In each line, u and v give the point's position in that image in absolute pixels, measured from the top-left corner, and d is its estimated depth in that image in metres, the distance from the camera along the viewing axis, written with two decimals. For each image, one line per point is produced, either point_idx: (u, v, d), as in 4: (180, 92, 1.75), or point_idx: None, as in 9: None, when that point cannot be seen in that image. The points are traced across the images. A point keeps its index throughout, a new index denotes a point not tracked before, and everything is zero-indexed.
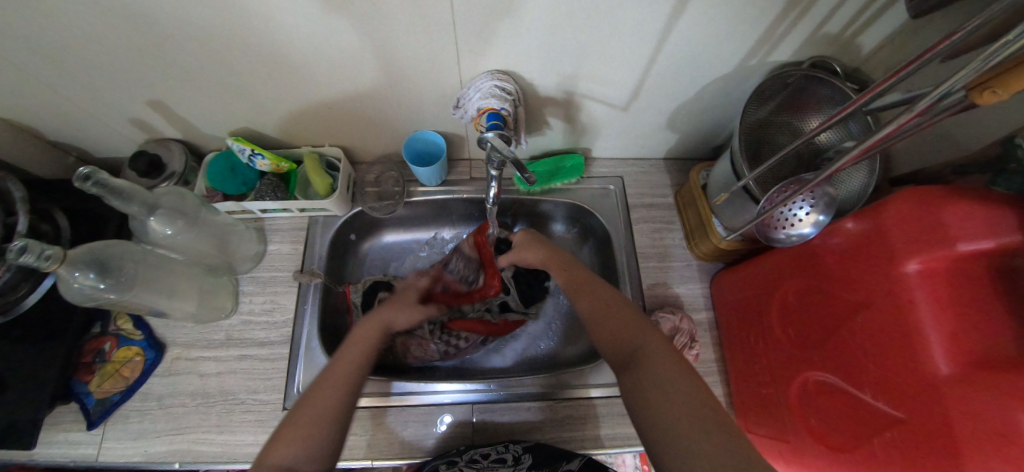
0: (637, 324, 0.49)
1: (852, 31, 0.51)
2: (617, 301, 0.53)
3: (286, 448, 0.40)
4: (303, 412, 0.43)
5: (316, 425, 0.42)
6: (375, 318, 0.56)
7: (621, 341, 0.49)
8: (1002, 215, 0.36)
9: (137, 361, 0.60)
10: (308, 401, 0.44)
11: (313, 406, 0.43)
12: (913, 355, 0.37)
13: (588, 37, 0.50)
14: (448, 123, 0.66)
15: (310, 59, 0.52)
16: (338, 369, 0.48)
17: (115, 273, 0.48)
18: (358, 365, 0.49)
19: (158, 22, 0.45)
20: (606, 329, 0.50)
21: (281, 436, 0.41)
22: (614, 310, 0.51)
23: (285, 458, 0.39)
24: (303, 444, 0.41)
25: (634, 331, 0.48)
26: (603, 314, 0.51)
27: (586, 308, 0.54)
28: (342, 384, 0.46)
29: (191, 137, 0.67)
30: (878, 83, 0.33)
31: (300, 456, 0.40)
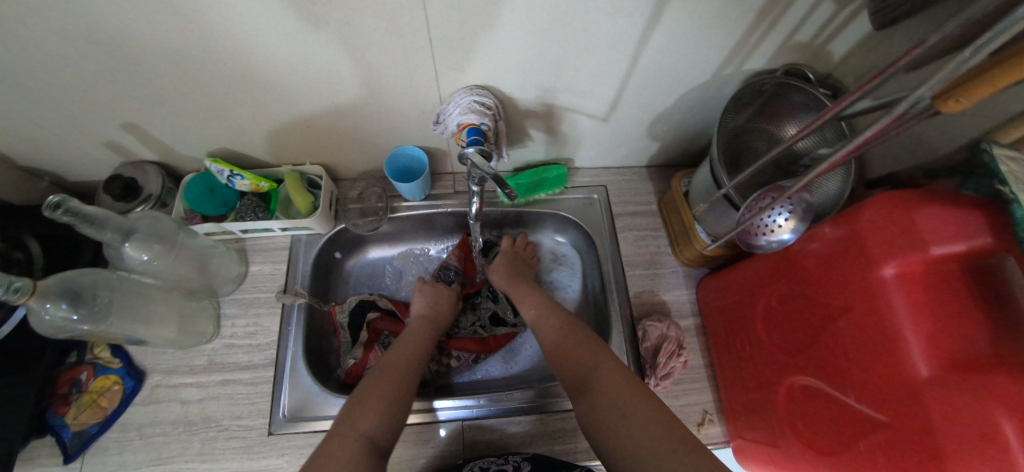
0: (587, 346, 0.52)
1: (823, 38, 0.52)
2: (572, 325, 0.56)
3: (366, 418, 0.45)
4: (375, 390, 0.49)
5: (390, 401, 0.48)
6: (422, 319, 0.64)
7: (577, 362, 0.51)
8: (971, 218, 0.36)
9: (115, 390, 0.58)
10: (376, 382, 0.50)
11: (382, 386, 0.49)
12: (895, 358, 0.38)
13: (565, 51, 0.51)
14: (430, 138, 0.65)
15: (288, 78, 0.52)
16: (398, 359, 0.55)
17: (89, 302, 0.47)
18: (416, 357, 0.57)
19: (130, 45, 0.45)
20: (560, 353, 0.53)
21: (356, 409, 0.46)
22: (571, 334, 0.54)
23: (369, 428, 0.45)
24: (380, 416, 0.46)
25: (586, 353, 0.51)
26: (560, 338, 0.55)
27: (547, 333, 0.57)
28: (405, 371, 0.53)
29: (168, 158, 0.66)
30: (849, 92, 0.33)
31: (380, 428, 0.45)
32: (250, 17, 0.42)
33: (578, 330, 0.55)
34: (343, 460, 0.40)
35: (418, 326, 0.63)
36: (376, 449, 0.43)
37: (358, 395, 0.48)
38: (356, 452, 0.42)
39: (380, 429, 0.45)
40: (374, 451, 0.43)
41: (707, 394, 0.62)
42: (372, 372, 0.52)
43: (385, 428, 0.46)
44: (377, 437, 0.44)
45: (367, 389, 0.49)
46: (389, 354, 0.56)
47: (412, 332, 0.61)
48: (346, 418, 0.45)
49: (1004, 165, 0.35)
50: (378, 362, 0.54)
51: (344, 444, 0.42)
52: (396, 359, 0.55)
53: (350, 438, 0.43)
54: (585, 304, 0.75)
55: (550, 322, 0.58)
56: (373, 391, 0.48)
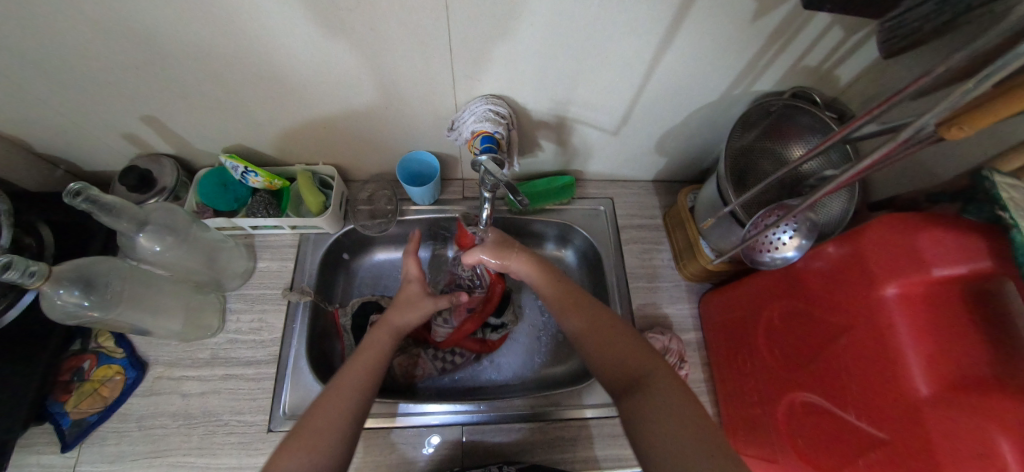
0: (630, 351, 0.49)
1: (830, 64, 0.54)
2: (625, 331, 0.51)
3: (289, 459, 0.39)
4: (307, 427, 0.42)
5: (322, 438, 0.42)
6: (390, 332, 0.55)
7: (625, 370, 0.48)
8: (973, 241, 0.37)
9: (117, 380, 0.58)
10: (312, 416, 0.43)
11: (316, 421, 0.43)
12: (893, 376, 0.38)
13: (579, 65, 0.52)
14: (442, 144, 0.67)
15: (309, 81, 0.53)
16: (344, 384, 0.47)
17: (101, 290, 0.47)
18: (368, 380, 0.49)
19: (161, 40, 0.46)
20: (602, 355, 0.50)
21: (284, 450, 0.40)
22: (625, 343, 0.50)
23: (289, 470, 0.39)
24: (305, 457, 0.40)
25: (629, 357, 0.49)
26: (606, 342, 0.51)
27: (593, 333, 0.52)
28: (348, 399, 0.46)
29: (184, 152, 0.67)
30: (855, 117, 0.34)
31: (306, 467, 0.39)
32: (277, 20, 0.44)
33: (630, 334, 0.51)
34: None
35: (382, 340, 0.54)
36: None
37: (292, 430, 0.42)
38: None
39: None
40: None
41: (708, 409, 0.62)
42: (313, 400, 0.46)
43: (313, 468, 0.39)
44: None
45: (303, 423, 0.43)
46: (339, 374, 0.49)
47: (369, 345, 0.53)
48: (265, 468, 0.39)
49: (1004, 192, 0.36)
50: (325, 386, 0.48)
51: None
52: (345, 382, 0.47)
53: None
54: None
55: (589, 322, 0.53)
56: (306, 429, 0.42)
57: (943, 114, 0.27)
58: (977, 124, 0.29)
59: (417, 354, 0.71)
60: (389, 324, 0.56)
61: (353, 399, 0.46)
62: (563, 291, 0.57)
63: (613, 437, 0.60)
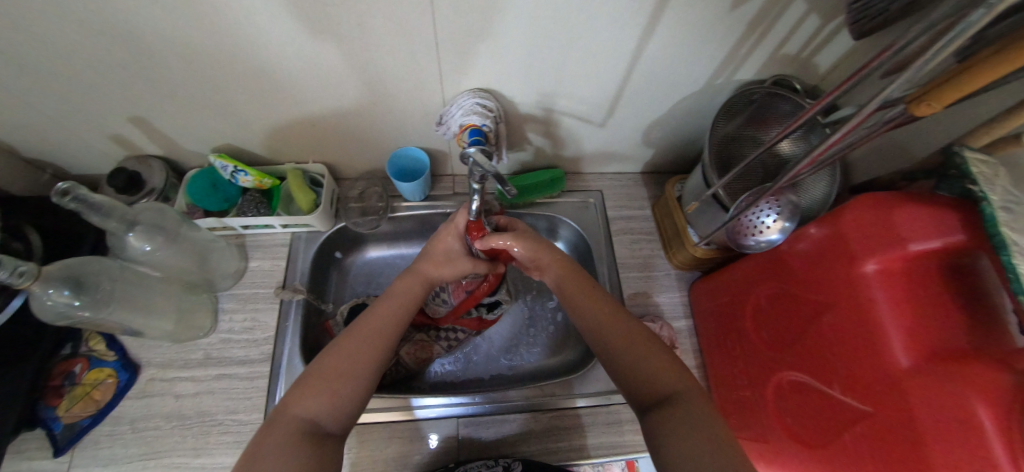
0: (655, 366, 0.45)
1: (809, 52, 0.55)
2: (650, 342, 0.47)
3: (312, 402, 0.43)
4: (330, 372, 0.45)
5: (345, 385, 0.44)
6: (418, 284, 0.57)
7: (648, 385, 0.44)
8: (947, 216, 0.39)
9: (109, 383, 0.58)
10: (336, 360, 0.46)
11: (340, 365, 0.45)
12: (876, 349, 0.39)
13: (564, 58, 0.53)
14: (431, 140, 0.67)
15: (296, 78, 0.54)
16: (370, 333, 0.49)
17: (90, 290, 0.47)
18: (390, 331, 0.51)
19: (146, 39, 0.46)
20: (629, 359, 0.46)
21: (308, 390, 0.43)
22: (652, 357, 0.46)
23: (310, 411, 0.42)
24: (328, 401, 0.43)
25: (657, 372, 0.44)
26: (630, 352, 0.47)
27: (619, 342, 0.48)
28: (369, 349, 0.48)
29: (173, 153, 0.67)
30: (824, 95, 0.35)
31: (325, 411, 0.43)
32: (265, 17, 0.44)
33: (655, 347, 0.47)
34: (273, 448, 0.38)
35: (411, 291, 0.56)
36: (320, 434, 0.42)
37: (312, 371, 0.45)
38: (293, 437, 0.40)
39: (326, 416, 0.43)
40: (317, 437, 0.41)
41: None
42: (336, 340, 0.48)
43: (333, 412, 0.43)
44: (321, 421, 0.42)
45: (327, 365, 0.45)
46: (362, 320, 0.51)
47: (399, 293, 0.55)
48: (289, 401, 0.43)
49: (974, 166, 0.37)
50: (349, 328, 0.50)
51: (276, 432, 0.40)
52: (369, 330, 0.49)
53: (285, 425, 0.41)
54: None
55: (616, 327, 0.49)
56: (330, 371, 0.45)
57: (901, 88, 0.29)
58: (944, 101, 0.31)
59: (422, 340, 0.71)
60: (422, 276, 0.58)
61: (376, 352, 0.48)
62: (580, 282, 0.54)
63: (608, 425, 0.60)
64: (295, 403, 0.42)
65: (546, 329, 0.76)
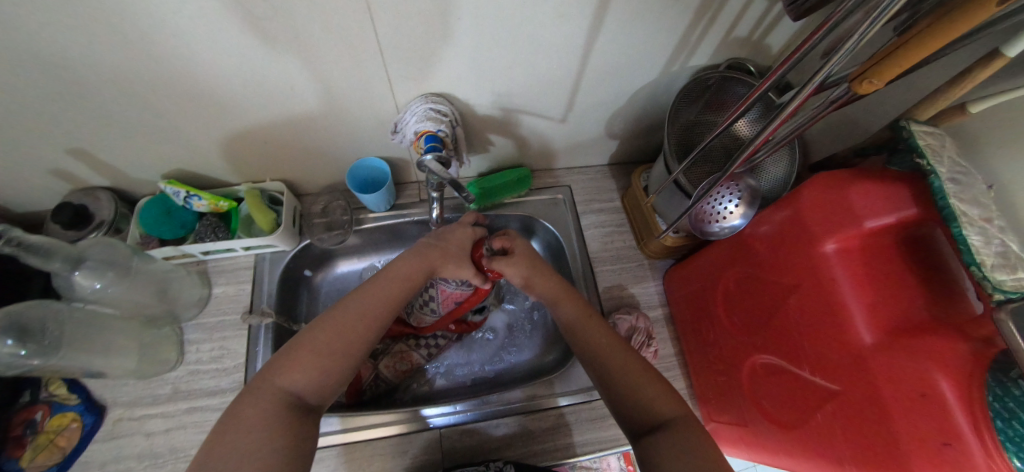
0: (655, 393, 0.44)
1: (759, 34, 0.54)
2: (648, 371, 0.47)
3: (298, 375, 0.43)
4: (320, 348, 0.45)
5: (332, 362, 0.45)
6: (417, 268, 0.56)
7: (646, 411, 0.44)
8: (898, 191, 0.39)
9: (74, 428, 0.55)
10: (325, 335, 0.46)
11: (328, 341, 0.46)
12: (840, 328, 0.39)
13: (515, 56, 0.52)
14: (390, 148, 0.66)
15: (240, 97, 0.52)
16: (362, 312, 0.49)
17: (36, 336, 0.45)
18: (383, 313, 0.51)
19: (70, 68, 0.44)
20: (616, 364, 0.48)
21: (295, 363, 0.44)
22: (652, 385, 0.45)
23: (294, 383, 0.43)
24: (314, 376, 0.44)
25: (654, 399, 0.44)
26: (629, 380, 0.46)
27: (619, 370, 0.47)
28: (360, 327, 0.48)
29: (121, 183, 0.64)
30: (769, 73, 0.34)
31: (308, 385, 0.44)
32: (196, 36, 0.42)
33: (655, 376, 0.46)
34: (255, 417, 0.39)
35: (409, 273, 0.55)
36: (303, 407, 0.43)
37: (301, 341, 0.46)
38: (273, 406, 0.41)
39: (310, 390, 0.44)
40: (297, 410, 0.42)
41: (680, 382, 0.63)
42: (328, 312, 0.49)
43: (317, 387, 0.44)
44: (305, 395, 0.43)
45: (317, 339, 0.46)
46: (356, 295, 0.51)
47: (396, 274, 0.54)
48: (274, 370, 0.43)
49: (920, 139, 0.37)
50: (342, 302, 0.50)
51: (260, 401, 0.41)
52: (361, 308, 0.50)
53: (268, 395, 0.42)
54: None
55: (614, 354, 0.49)
56: (319, 345, 0.45)
57: (846, 60, 0.27)
58: (885, 77, 0.30)
59: (402, 350, 0.70)
60: (424, 260, 0.57)
61: (366, 331, 0.49)
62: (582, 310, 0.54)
63: (592, 421, 0.60)
64: (281, 375, 0.43)
65: (524, 325, 0.76)
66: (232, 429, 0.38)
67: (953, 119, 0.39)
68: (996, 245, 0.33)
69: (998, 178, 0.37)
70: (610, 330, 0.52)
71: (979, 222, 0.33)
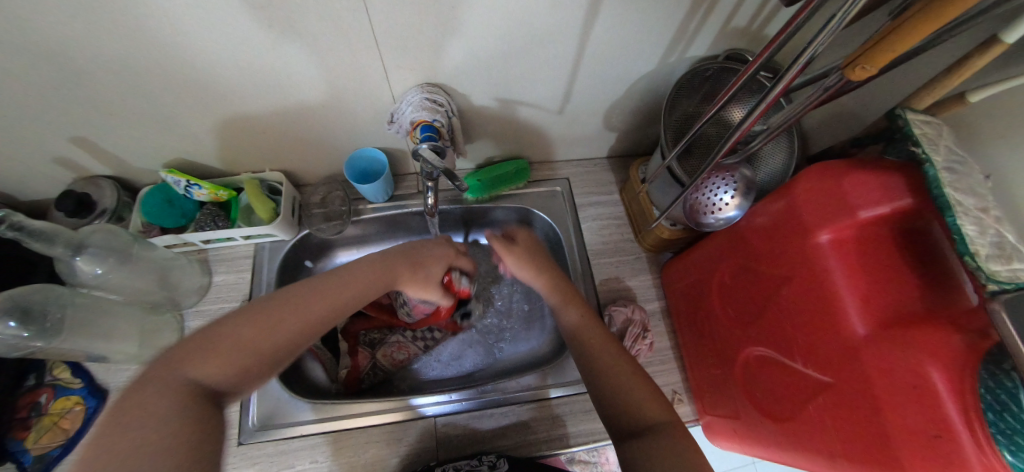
0: (643, 396, 0.44)
1: (759, 24, 0.54)
2: (632, 366, 0.47)
3: (216, 359, 0.35)
4: (246, 340, 0.37)
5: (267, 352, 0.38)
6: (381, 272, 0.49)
7: (633, 413, 0.43)
8: (893, 182, 0.38)
9: (77, 410, 0.57)
10: (267, 319, 0.39)
11: (271, 327, 0.39)
12: (834, 320, 0.39)
13: (512, 46, 0.52)
14: (388, 139, 0.66)
15: (240, 87, 0.52)
16: (316, 301, 0.42)
17: (38, 319, 0.46)
18: (336, 307, 0.43)
19: (70, 56, 0.44)
20: (604, 360, 0.49)
21: (215, 346, 0.36)
22: (639, 386, 0.45)
23: (213, 372, 0.35)
24: (230, 368, 0.36)
25: (641, 403, 0.44)
26: (618, 380, 0.46)
27: (609, 368, 0.47)
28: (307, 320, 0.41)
29: (123, 172, 0.65)
30: (761, 53, 0.34)
31: (229, 376, 0.35)
32: (192, 25, 0.42)
33: (642, 379, 0.46)
34: (155, 407, 0.31)
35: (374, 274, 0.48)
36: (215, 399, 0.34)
37: (230, 322, 0.38)
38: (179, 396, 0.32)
39: (226, 385, 0.35)
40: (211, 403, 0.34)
41: (676, 375, 0.63)
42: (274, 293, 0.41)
43: (239, 380, 0.36)
44: (215, 388, 0.35)
45: (256, 322, 0.38)
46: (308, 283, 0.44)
47: (358, 270, 0.47)
48: (190, 353, 0.35)
49: (917, 128, 0.37)
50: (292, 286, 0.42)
51: (160, 390, 0.32)
52: (316, 296, 0.43)
53: (175, 383, 0.33)
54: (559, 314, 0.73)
55: (608, 356, 0.49)
56: (255, 330, 0.38)
57: (823, 46, 0.28)
58: (879, 62, 0.30)
59: (396, 339, 0.73)
60: (394, 260, 0.52)
61: (310, 330, 0.41)
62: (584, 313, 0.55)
63: (585, 413, 0.61)
64: (188, 361, 0.34)
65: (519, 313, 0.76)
66: (121, 417, 0.29)
67: (952, 109, 0.38)
68: (992, 235, 0.32)
69: (997, 168, 0.37)
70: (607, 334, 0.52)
71: (975, 212, 0.33)
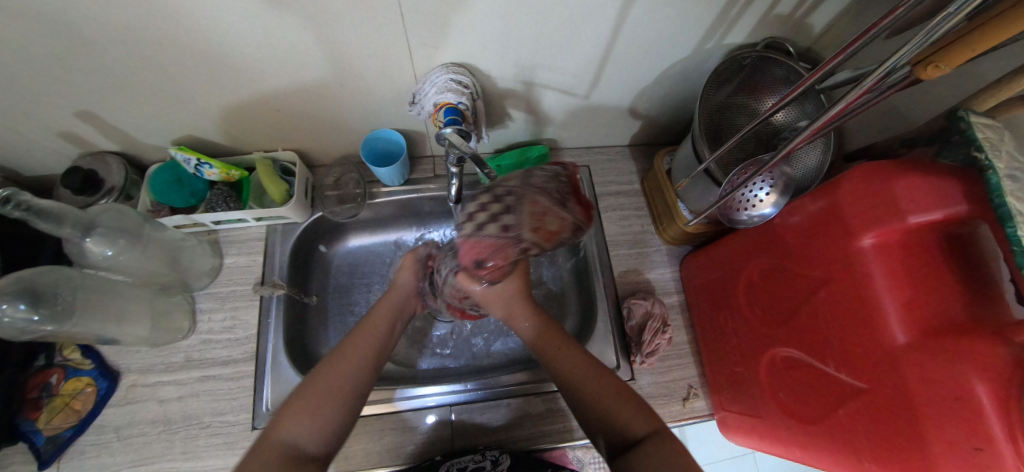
0: (628, 412, 0.46)
1: (803, 11, 0.51)
2: (613, 382, 0.50)
3: (305, 424, 0.43)
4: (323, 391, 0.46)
5: (325, 403, 0.45)
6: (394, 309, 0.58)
7: (621, 432, 0.46)
8: (945, 185, 0.36)
9: (89, 392, 0.55)
10: (331, 372, 0.48)
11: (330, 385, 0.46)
12: (873, 326, 0.38)
13: (543, 27, 0.49)
14: (406, 121, 0.64)
15: (253, 61, 0.49)
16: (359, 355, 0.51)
17: (50, 301, 0.45)
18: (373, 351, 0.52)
19: (72, 24, 0.41)
20: (583, 381, 0.50)
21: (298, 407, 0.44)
22: (625, 404, 0.47)
23: (294, 434, 0.43)
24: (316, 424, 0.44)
25: (630, 418, 0.46)
26: (603, 403, 0.48)
27: (591, 388, 0.49)
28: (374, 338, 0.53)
29: (130, 148, 0.62)
30: (825, 61, 0.30)
31: (308, 432, 0.43)
32: None
33: (615, 384, 0.50)
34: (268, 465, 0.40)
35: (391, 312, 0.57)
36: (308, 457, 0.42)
37: (298, 391, 0.46)
38: (280, 457, 0.41)
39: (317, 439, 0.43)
40: (297, 460, 0.41)
41: (693, 369, 0.63)
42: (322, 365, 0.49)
43: (316, 436, 0.43)
44: (309, 447, 0.43)
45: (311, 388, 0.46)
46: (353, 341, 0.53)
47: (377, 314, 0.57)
48: (280, 420, 0.44)
49: (980, 132, 0.35)
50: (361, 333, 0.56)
51: (267, 454, 0.41)
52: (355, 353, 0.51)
53: (278, 446, 0.42)
54: (575, 305, 0.72)
55: (588, 376, 0.50)
56: (319, 389, 0.46)
57: (913, 53, 0.25)
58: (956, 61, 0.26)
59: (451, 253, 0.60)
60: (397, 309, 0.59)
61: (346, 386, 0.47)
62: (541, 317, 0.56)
63: None
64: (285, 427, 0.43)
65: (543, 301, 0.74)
66: None
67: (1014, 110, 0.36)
68: None
69: None
70: (583, 355, 0.53)
71: None
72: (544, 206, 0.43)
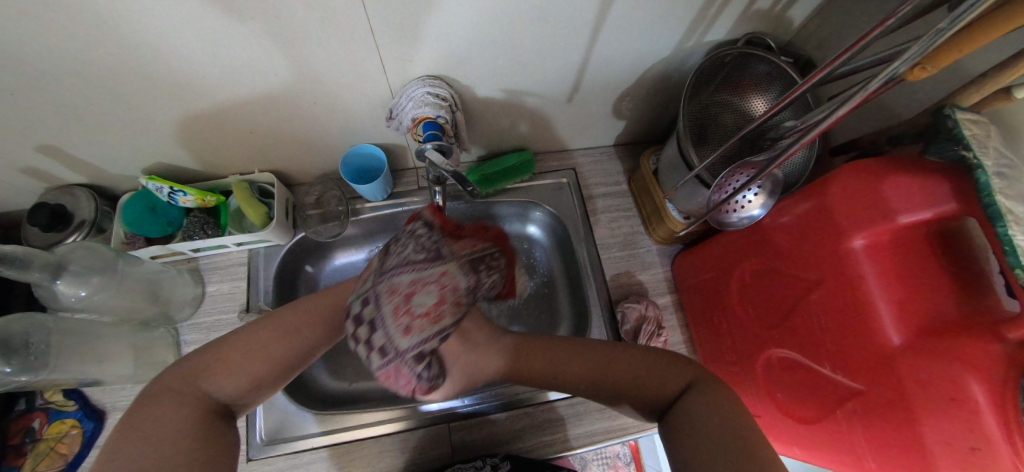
0: (661, 370, 0.43)
1: (782, 6, 0.50)
2: (641, 351, 0.46)
3: (228, 381, 0.41)
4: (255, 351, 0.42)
5: (263, 368, 0.42)
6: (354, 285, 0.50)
7: (657, 393, 0.42)
8: (935, 185, 0.35)
9: (74, 434, 0.54)
10: (265, 335, 0.44)
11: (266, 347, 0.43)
12: (868, 328, 0.38)
13: (518, 33, 0.47)
14: (385, 135, 0.62)
15: (218, 84, 0.47)
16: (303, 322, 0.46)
17: (20, 351, 0.43)
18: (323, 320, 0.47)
19: (19, 58, 0.38)
20: (608, 372, 0.45)
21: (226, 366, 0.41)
22: (662, 361, 0.44)
23: (218, 389, 0.40)
24: (246, 382, 0.42)
25: (664, 380, 0.43)
26: (639, 377, 0.44)
27: (617, 373, 0.45)
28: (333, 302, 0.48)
29: (99, 179, 0.60)
30: (824, 65, 0.29)
31: (231, 391, 0.41)
32: (159, 15, 0.37)
33: (638, 350, 0.46)
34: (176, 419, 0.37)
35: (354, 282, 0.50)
36: (223, 415, 0.40)
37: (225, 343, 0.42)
38: (189, 413, 0.38)
39: (236, 398, 0.41)
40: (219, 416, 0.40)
41: None
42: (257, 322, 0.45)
43: (245, 393, 0.42)
44: (231, 402, 0.41)
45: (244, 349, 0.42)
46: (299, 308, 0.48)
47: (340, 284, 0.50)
48: (201, 371, 0.40)
49: (968, 129, 0.34)
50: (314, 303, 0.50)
51: (179, 403, 0.38)
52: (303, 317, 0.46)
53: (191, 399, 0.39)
54: (568, 311, 0.72)
55: (612, 365, 0.45)
56: (251, 347, 0.42)
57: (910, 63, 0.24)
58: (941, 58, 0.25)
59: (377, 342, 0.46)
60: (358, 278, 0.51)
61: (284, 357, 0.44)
62: (508, 350, 0.51)
63: (599, 412, 0.60)
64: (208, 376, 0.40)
65: (537, 309, 0.73)
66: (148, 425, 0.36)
67: (998, 104, 0.35)
68: None
69: None
70: (592, 345, 0.48)
71: None
72: (409, 284, 0.40)
